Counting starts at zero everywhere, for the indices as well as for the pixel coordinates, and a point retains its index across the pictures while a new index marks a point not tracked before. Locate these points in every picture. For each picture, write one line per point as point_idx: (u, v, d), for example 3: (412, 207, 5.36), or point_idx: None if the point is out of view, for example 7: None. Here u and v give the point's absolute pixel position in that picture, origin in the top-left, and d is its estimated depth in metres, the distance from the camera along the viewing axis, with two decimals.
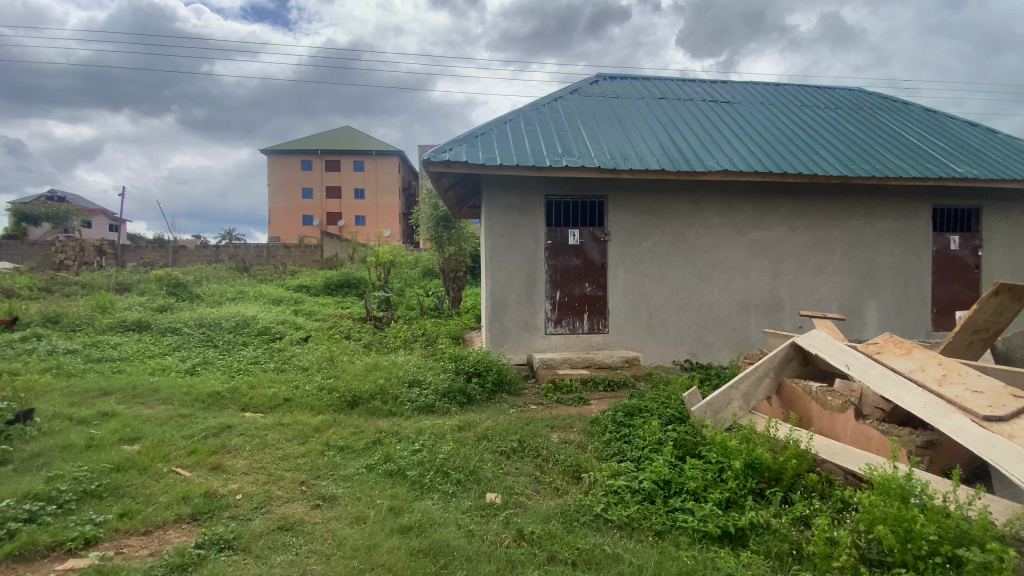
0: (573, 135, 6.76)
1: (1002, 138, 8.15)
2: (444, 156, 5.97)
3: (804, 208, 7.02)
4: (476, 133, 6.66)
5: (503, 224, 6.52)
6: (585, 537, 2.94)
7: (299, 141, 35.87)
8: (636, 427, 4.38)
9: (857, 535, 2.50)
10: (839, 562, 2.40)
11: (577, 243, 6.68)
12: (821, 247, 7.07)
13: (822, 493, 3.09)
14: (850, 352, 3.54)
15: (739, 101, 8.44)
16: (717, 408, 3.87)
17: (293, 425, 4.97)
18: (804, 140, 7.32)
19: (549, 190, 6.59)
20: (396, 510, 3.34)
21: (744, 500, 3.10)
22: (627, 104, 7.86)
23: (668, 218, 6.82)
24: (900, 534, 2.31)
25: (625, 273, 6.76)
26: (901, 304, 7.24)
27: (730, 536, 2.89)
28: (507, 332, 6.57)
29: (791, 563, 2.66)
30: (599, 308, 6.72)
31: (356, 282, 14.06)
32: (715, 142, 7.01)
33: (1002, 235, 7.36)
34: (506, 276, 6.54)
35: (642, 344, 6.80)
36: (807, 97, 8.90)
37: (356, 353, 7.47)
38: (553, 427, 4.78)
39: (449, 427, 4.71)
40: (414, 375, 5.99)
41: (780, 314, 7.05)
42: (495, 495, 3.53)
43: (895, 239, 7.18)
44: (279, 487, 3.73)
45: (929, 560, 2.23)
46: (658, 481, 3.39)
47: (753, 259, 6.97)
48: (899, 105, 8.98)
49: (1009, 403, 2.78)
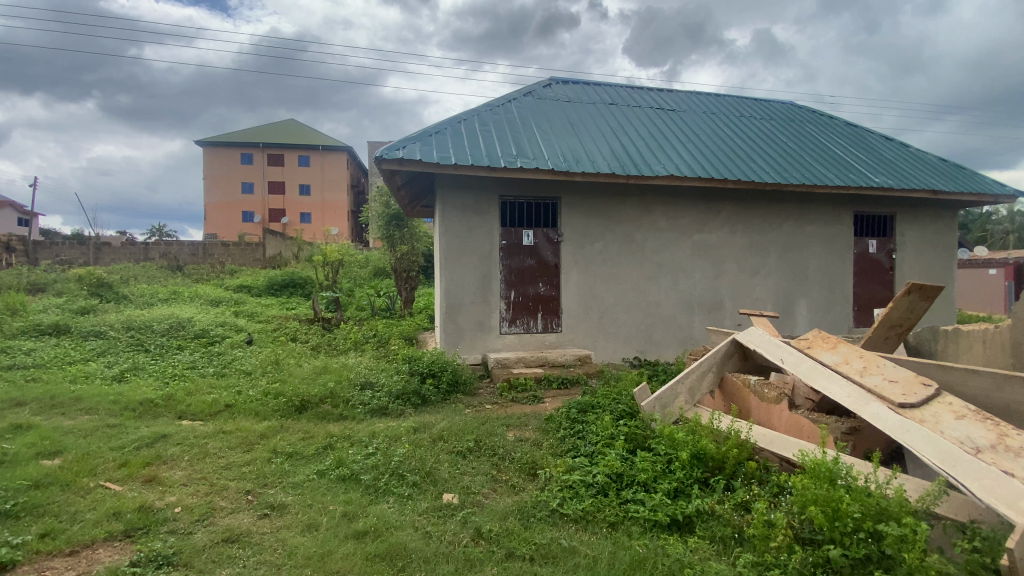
0: (527, 137, 6.84)
1: (913, 152, 8.98)
2: (397, 154, 5.88)
3: (742, 212, 7.46)
4: (429, 131, 6.60)
5: (457, 223, 6.51)
6: (542, 533, 3.01)
7: (239, 133, 34.05)
8: (589, 422, 4.52)
9: (792, 517, 2.70)
10: (776, 543, 2.59)
11: (532, 244, 6.77)
12: (757, 249, 7.53)
13: (760, 479, 3.30)
14: (785, 347, 3.82)
15: (683, 109, 8.84)
16: (665, 403, 4.01)
17: (235, 432, 4.74)
18: (743, 148, 7.77)
19: (503, 189, 6.64)
20: (349, 516, 3.27)
21: (690, 489, 3.28)
22: (578, 108, 8.04)
23: (618, 221, 7.04)
24: (829, 514, 2.52)
25: (578, 274, 6.92)
26: (827, 302, 7.84)
27: (678, 524, 3.05)
28: (463, 332, 6.56)
29: (734, 546, 2.84)
30: (553, 308, 6.85)
31: (302, 282, 13.57)
32: (661, 147, 7.30)
33: (912, 239, 8.12)
34: (461, 276, 6.53)
35: (594, 341, 6.98)
36: (745, 109, 9.45)
37: (303, 356, 7.23)
38: (509, 425, 4.83)
39: (405, 429, 4.65)
40: (367, 377, 5.88)
41: (720, 312, 7.46)
42: (453, 495, 3.54)
43: (822, 243, 7.76)
44: (222, 497, 3.55)
45: (854, 536, 2.44)
46: (612, 475, 3.51)
47: (697, 260, 7.33)
48: (825, 118, 9.70)
49: (919, 391, 3.03)
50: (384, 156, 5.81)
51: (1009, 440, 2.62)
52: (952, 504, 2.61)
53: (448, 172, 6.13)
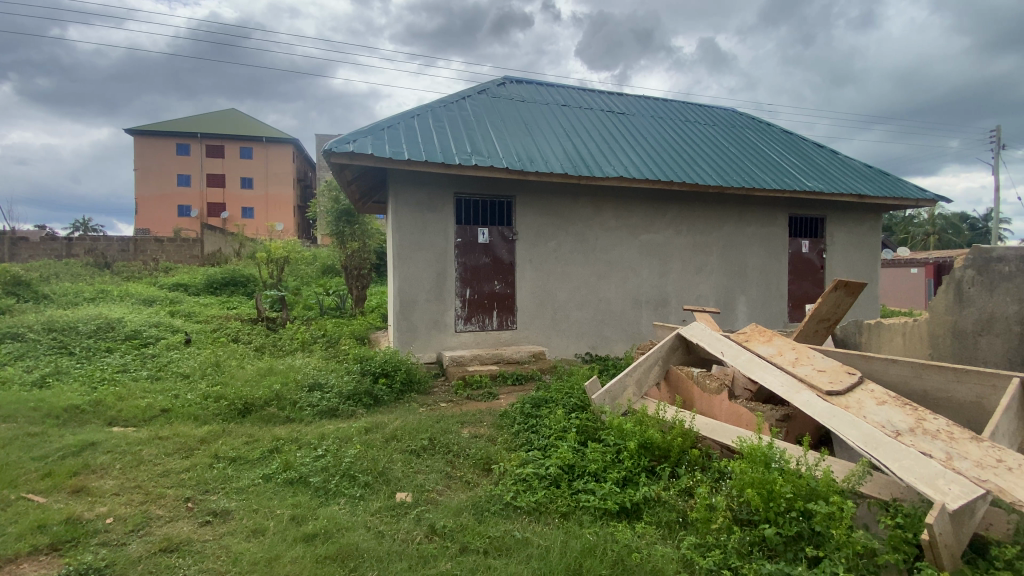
0: (482, 135, 6.85)
1: (841, 159, 9.67)
2: (348, 148, 5.76)
3: (687, 213, 7.79)
4: (381, 126, 6.50)
5: (410, 220, 6.43)
6: (495, 526, 3.05)
7: (175, 122, 32.03)
8: (542, 417, 4.61)
9: (731, 500, 2.86)
10: (716, 524, 2.74)
11: (486, 241, 6.79)
12: (701, 249, 7.89)
13: (702, 465, 3.47)
14: (724, 341, 4.05)
15: (633, 113, 9.13)
16: (614, 395, 4.20)
17: (173, 437, 4.49)
18: (688, 152, 8.11)
19: (457, 186, 6.61)
20: (298, 519, 3.18)
21: (638, 477, 3.42)
22: (532, 108, 8.13)
23: (570, 220, 7.18)
24: (764, 495, 2.69)
25: (532, 272, 7.01)
26: (764, 299, 8.33)
27: (626, 511, 3.17)
28: (417, 330, 6.49)
29: (678, 529, 2.98)
30: (508, 306, 6.90)
31: (244, 281, 12.96)
32: (612, 149, 7.51)
33: (840, 240, 8.76)
34: (415, 273, 6.46)
35: (548, 338, 7.10)
36: (690, 115, 9.87)
37: (247, 358, 6.92)
38: (463, 422, 4.84)
39: (355, 430, 4.56)
40: (315, 378, 5.73)
41: (666, 309, 7.76)
42: (406, 494, 3.51)
43: (760, 243, 8.23)
44: (159, 506, 3.36)
45: (787, 514, 2.61)
46: (564, 466, 3.60)
47: (645, 258, 7.60)
48: (764, 126, 10.28)
49: (844, 378, 3.25)
50: (334, 150, 5.68)
51: (926, 423, 2.79)
52: (875, 484, 2.71)
53: (400, 168, 6.05)
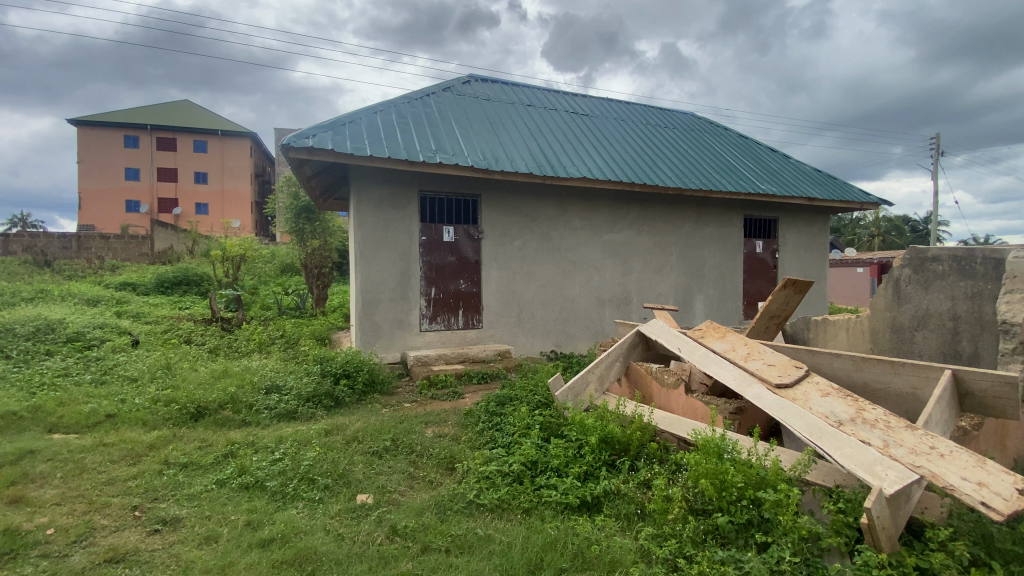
0: (446, 133, 6.80)
1: (793, 163, 10.10)
2: (307, 143, 5.61)
3: (648, 214, 7.98)
4: (343, 121, 6.36)
5: (373, 217, 6.33)
6: (458, 524, 3.04)
7: (122, 112, 30.37)
8: (507, 415, 4.63)
9: (687, 490, 2.95)
10: (672, 515, 2.83)
11: (452, 240, 6.76)
12: (662, 248, 8.10)
13: (661, 458, 3.57)
14: (682, 337, 4.17)
15: (596, 114, 9.27)
16: (576, 391, 4.29)
17: (119, 444, 4.27)
18: (649, 154, 8.31)
19: (421, 184, 6.55)
20: (254, 525, 3.09)
21: (599, 471, 3.48)
22: (497, 107, 8.12)
23: (535, 219, 7.22)
24: (717, 485, 2.79)
25: (497, 271, 7.02)
26: (721, 297, 8.63)
27: (587, 505, 3.22)
28: (380, 330, 6.39)
29: (636, 521, 3.05)
30: (474, 304, 6.89)
31: (198, 280, 12.42)
32: (576, 150, 7.61)
33: (792, 241, 9.16)
34: (378, 271, 6.36)
35: (514, 337, 7.12)
36: (652, 118, 10.09)
37: (200, 360, 6.64)
38: (427, 422, 4.80)
39: (315, 433, 4.45)
40: (273, 380, 5.57)
41: (628, 307, 7.93)
42: (367, 495, 3.46)
43: (717, 243, 8.52)
44: (104, 515, 3.19)
45: (738, 503, 2.72)
46: (527, 463, 3.63)
47: (608, 257, 7.73)
48: (721, 130, 10.63)
49: (792, 372, 3.40)
50: (292, 145, 5.52)
51: (866, 412, 2.92)
52: (821, 471, 2.84)
53: (362, 164, 5.94)
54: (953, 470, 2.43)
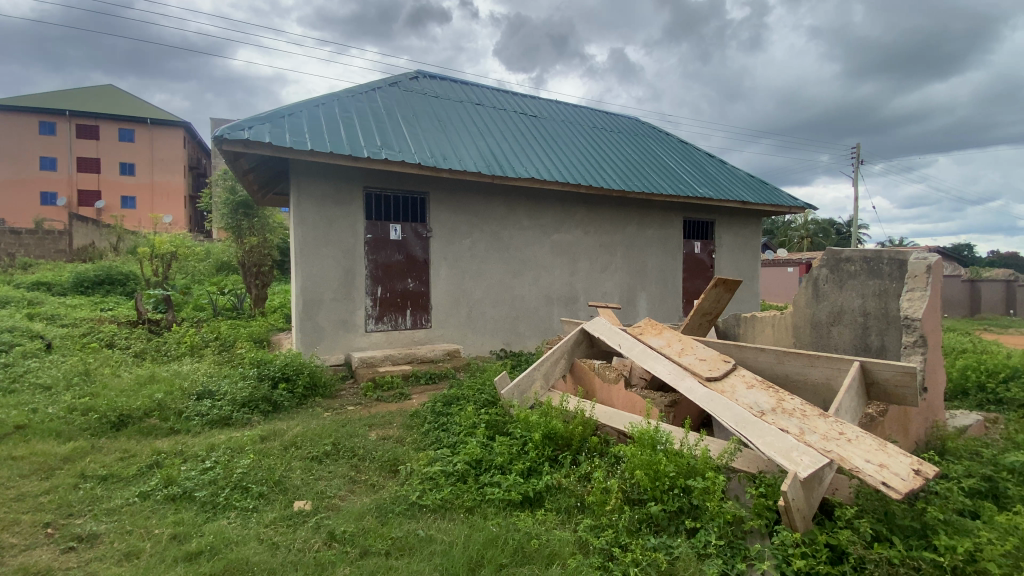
0: (392, 129, 6.68)
1: (729, 168, 10.65)
2: (243, 135, 5.36)
3: (594, 214, 8.17)
4: (282, 114, 6.12)
5: (315, 214, 6.12)
6: (399, 526, 3.00)
7: (36, 96, 27.80)
8: (453, 414, 4.61)
9: (624, 482, 3.05)
10: (610, 505, 2.92)
11: (399, 238, 6.64)
12: (607, 248, 8.32)
13: (601, 451, 3.68)
14: (623, 334, 4.32)
15: (545, 116, 9.39)
16: (523, 389, 4.35)
17: (28, 457, 3.91)
18: (595, 156, 8.51)
19: (366, 180, 6.40)
20: (181, 538, 2.92)
21: (542, 467, 3.54)
22: (445, 105, 8.06)
23: (484, 218, 7.22)
24: (651, 475, 2.92)
25: (446, 270, 6.96)
26: (662, 295, 8.98)
27: (530, 500, 3.27)
28: (323, 331, 6.19)
29: (576, 513, 3.12)
30: (422, 304, 6.80)
31: (123, 279, 11.56)
32: (524, 150, 7.68)
33: (727, 242, 9.66)
34: (320, 270, 6.17)
35: (463, 336, 7.09)
36: (598, 121, 10.34)
37: (123, 365, 6.19)
38: (371, 425, 4.70)
39: (250, 439, 4.26)
40: (205, 386, 5.28)
41: (575, 305, 8.09)
42: (305, 502, 3.34)
43: (659, 244, 8.85)
44: (10, 534, 2.92)
45: (671, 491, 2.85)
46: (471, 462, 3.64)
47: (556, 257, 7.86)
48: (664, 135, 11.04)
49: (721, 365, 3.59)
50: (226, 137, 5.25)
51: (785, 402, 3.13)
52: (745, 458, 3.03)
53: (303, 159, 5.73)
54: (858, 453, 2.65)
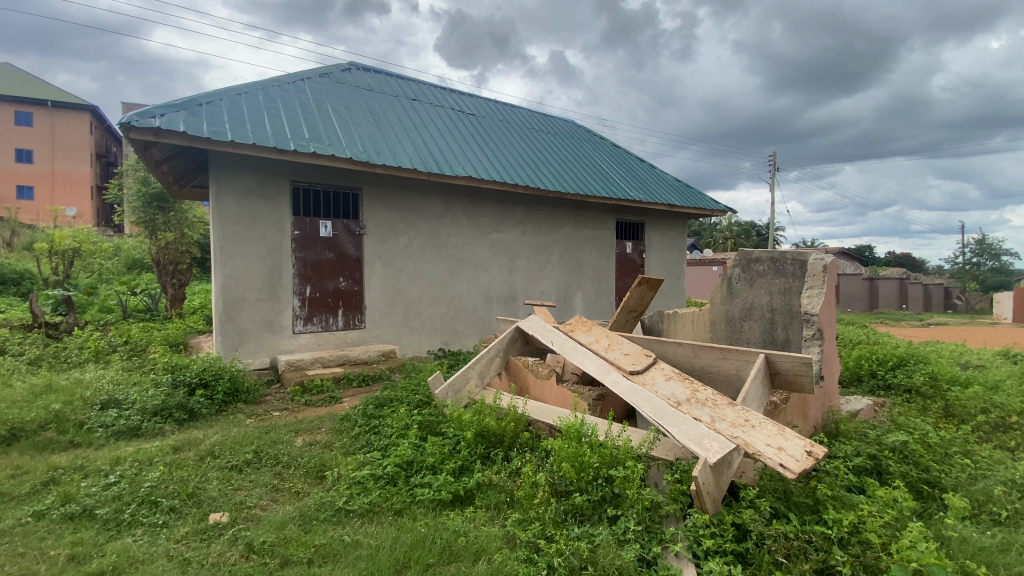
0: (323, 122, 6.43)
1: (659, 172, 11.15)
2: (153, 123, 4.96)
3: (532, 214, 8.29)
4: (200, 101, 5.72)
5: (237, 209, 5.80)
6: (324, 533, 2.91)
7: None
8: (385, 417, 4.52)
9: (552, 475, 3.12)
10: (537, 499, 2.99)
11: (330, 235, 6.42)
12: (544, 247, 8.47)
13: (532, 446, 3.76)
14: (555, 331, 4.43)
15: (482, 114, 9.40)
16: (456, 388, 4.35)
17: None
18: (532, 157, 8.63)
19: (294, 174, 6.14)
20: (79, 559, 2.68)
21: (473, 465, 3.55)
22: (380, 99, 7.87)
23: (421, 216, 7.13)
24: (577, 467, 3.02)
25: (381, 269, 6.81)
26: (597, 293, 9.27)
27: (461, 499, 3.27)
28: (246, 333, 5.87)
29: (505, 509, 3.16)
30: (355, 304, 6.60)
31: (15, 278, 10.37)
32: (461, 148, 7.65)
33: (656, 242, 10.12)
34: (243, 268, 5.85)
35: (399, 336, 6.97)
36: (536, 121, 10.49)
37: (12, 373, 5.55)
38: (298, 431, 4.51)
39: (161, 450, 3.97)
40: (112, 395, 4.86)
41: (514, 303, 8.17)
42: (221, 514, 3.16)
43: (594, 243, 9.12)
44: None
45: (594, 481, 2.97)
46: (402, 464, 3.59)
47: (495, 256, 7.90)
48: (598, 138, 11.37)
49: (644, 359, 3.77)
50: (134, 124, 4.85)
51: (699, 392, 3.34)
52: (664, 447, 3.21)
53: (222, 150, 5.40)
54: (760, 438, 2.87)
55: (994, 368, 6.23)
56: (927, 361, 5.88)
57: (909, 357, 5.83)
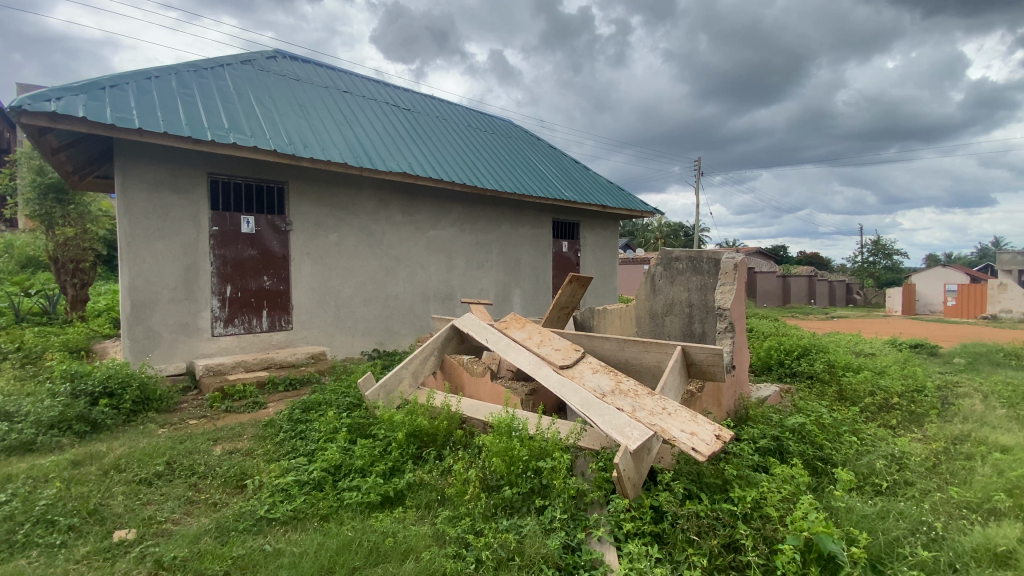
0: (244, 112, 6.08)
1: (593, 174, 11.51)
2: (46, 106, 4.49)
3: (469, 212, 8.28)
4: (102, 84, 5.24)
5: (147, 202, 5.37)
6: (243, 544, 2.77)
7: None
8: (312, 421, 4.37)
9: (483, 471, 3.17)
10: (467, 495, 3.02)
11: (252, 232, 6.09)
12: (482, 246, 8.49)
13: (465, 443, 3.78)
14: (489, 329, 4.48)
15: (418, 110, 9.26)
16: (388, 389, 4.30)
17: None
18: (468, 155, 8.62)
19: (212, 166, 5.77)
20: None
21: (404, 465, 3.52)
22: (308, 90, 7.55)
23: (353, 212, 6.93)
24: (507, 460, 3.08)
25: (310, 267, 6.55)
26: (534, 291, 9.43)
27: (390, 500, 3.23)
28: (158, 337, 5.46)
29: (436, 506, 3.16)
30: (281, 304, 6.31)
31: None
32: (395, 144, 7.51)
33: (590, 241, 10.44)
34: (154, 267, 5.43)
35: (330, 337, 6.74)
36: (473, 119, 10.48)
37: None
38: (216, 439, 4.25)
39: (57, 466, 3.61)
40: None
41: (452, 302, 8.13)
42: (127, 530, 2.93)
43: (531, 242, 9.26)
44: None
45: (523, 474, 3.05)
46: (329, 468, 3.49)
47: (432, 254, 7.82)
48: (534, 138, 11.55)
49: (573, 354, 3.90)
50: (22, 106, 4.36)
51: (622, 383, 3.51)
52: (591, 437, 3.34)
53: (130, 139, 4.98)
54: (676, 424, 3.06)
55: (881, 356, 6.98)
56: (825, 350, 6.49)
57: (811, 347, 6.41)
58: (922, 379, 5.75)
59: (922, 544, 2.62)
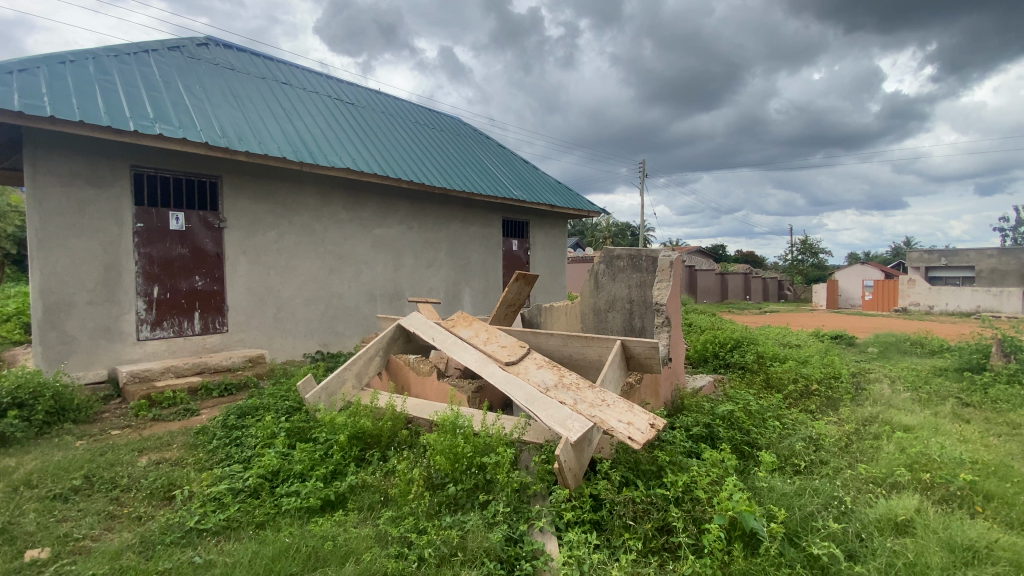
0: (172, 101, 5.73)
1: (541, 174, 11.65)
2: None
3: (416, 210, 8.18)
4: (7, 67, 4.79)
5: (60, 197, 4.96)
6: (172, 556, 2.64)
7: None
8: (249, 427, 4.19)
9: (427, 469, 3.17)
10: (411, 493, 3.01)
11: (182, 229, 5.75)
12: (430, 244, 8.42)
13: (411, 443, 3.75)
14: (436, 327, 4.46)
15: (363, 105, 9.04)
16: (331, 390, 4.18)
17: None
18: (415, 152, 8.52)
19: (137, 159, 5.41)
20: None
21: (346, 468, 3.46)
22: (244, 81, 7.21)
23: (294, 209, 6.69)
24: (451, 457, 3.09)
25: (247, 266, 6.27)
26: (484, 290, 9.44)
27: (331, 503, 3.17)
28: (74, 342, 5.07)
29: (379, 507, 3.13)
30: (215, 305, 6.00)
31: None
32: (339, 139, 7.30)
33: (539, 239, 10.58)
34: (70, 267, 5.03)
35: (270, 339, 6.48)
36: (420, 115, 10.35)
37: None
38: (143, 450, 4.00)
39: None
40: None
41: (399, 301, 8.01)
42: (40, 550, 2.71)
43: (480, 241, 9.27)
44: None
45: (466, 471, 3.08)
46: (266, 474, 3.38)
47: (378, 253, 7.68)
48: (483, 137, 11.56)
49: (518, 350, 3.95)
50: None
51: (565, 376, 3.60)
52: (535, 431, 3.41)
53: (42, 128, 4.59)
54: (613, 415, 3.18)
55: (805, 347, 7.50)
56: (756, 342, 6.90)
57: (743, 339, 6.81)
58: (840, 367, 6.24)
59: (833, 517, 2.85)
